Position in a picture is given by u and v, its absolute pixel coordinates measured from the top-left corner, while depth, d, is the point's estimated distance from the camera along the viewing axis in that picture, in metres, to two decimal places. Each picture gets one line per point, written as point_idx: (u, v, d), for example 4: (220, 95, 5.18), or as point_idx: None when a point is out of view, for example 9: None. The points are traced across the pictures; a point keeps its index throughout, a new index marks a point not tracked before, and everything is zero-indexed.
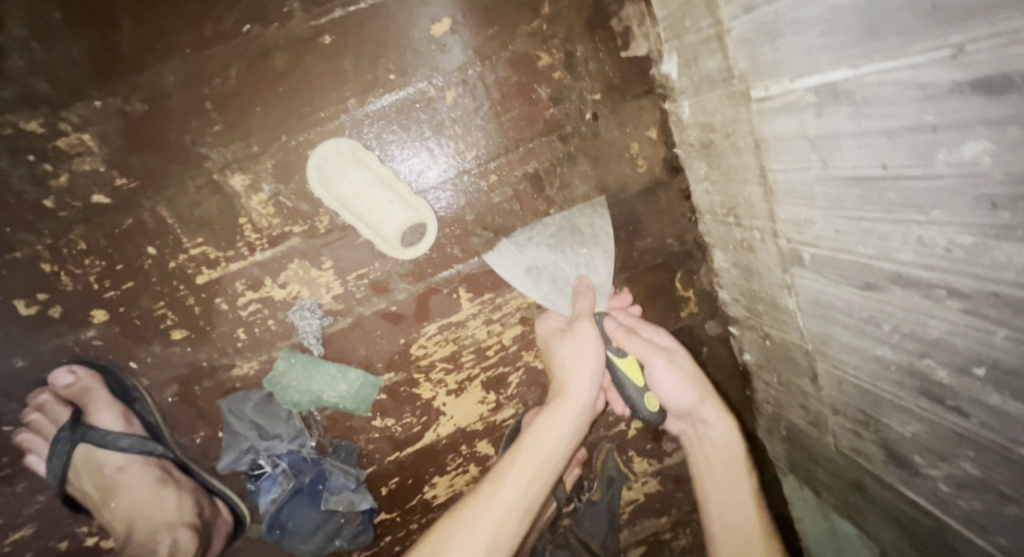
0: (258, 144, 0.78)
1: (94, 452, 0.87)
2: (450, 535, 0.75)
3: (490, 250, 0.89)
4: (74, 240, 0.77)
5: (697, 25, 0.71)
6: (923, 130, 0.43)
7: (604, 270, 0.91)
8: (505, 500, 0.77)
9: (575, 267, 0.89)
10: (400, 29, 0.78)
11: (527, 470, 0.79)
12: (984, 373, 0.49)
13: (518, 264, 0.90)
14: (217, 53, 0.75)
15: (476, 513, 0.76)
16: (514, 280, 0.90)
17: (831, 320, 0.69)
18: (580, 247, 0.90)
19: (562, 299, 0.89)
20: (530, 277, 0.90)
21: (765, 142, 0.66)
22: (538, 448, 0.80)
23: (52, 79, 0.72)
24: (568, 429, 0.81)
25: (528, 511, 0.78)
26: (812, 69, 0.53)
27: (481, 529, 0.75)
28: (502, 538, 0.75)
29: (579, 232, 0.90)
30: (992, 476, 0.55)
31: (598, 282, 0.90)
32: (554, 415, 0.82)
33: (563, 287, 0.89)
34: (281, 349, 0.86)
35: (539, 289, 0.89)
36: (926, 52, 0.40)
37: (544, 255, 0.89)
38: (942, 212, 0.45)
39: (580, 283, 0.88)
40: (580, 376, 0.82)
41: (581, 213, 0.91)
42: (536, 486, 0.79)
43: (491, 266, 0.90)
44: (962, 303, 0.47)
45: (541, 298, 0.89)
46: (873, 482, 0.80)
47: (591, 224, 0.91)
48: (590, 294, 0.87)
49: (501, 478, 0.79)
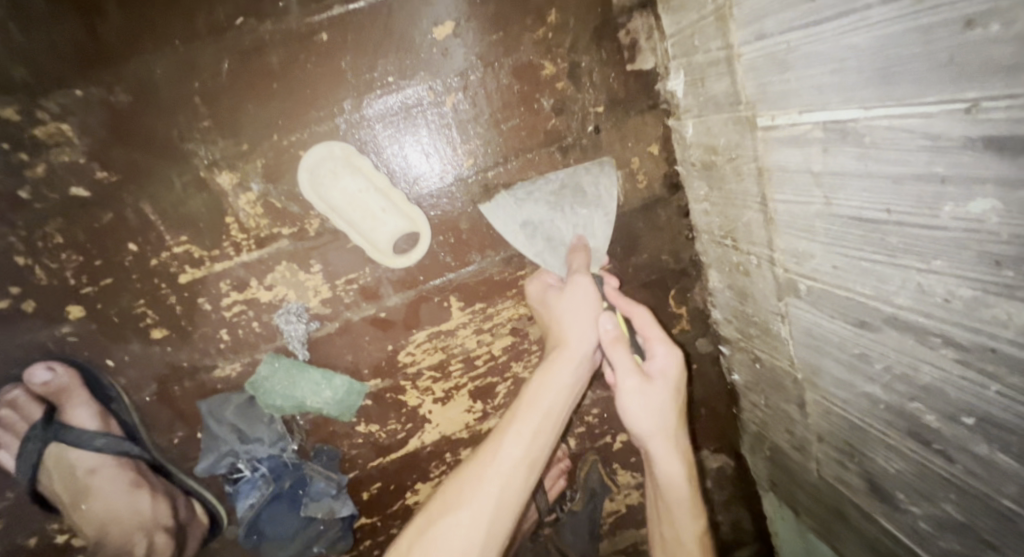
0: (248, 143, 0.75)
1: (65, 453, 0.83)
2: (456, 494, 0.75)
3: (487, 200, 0.85)
4: (50, 233, 0.74)
5: (707, 45, 0.70)
6: (931, 181, 0.42)
7: (602, 233, 0.88)
8: (507, 458, 0.76)
9: (573, 227, 0.86)
10: (401, 29, 0.76)
11: (528, 424, 0.78)
12: (973, 423, 0.49)
13: (515, 218, 0.86)
14: (209, 46, 0.72)
15: (481, 474, 0.76)
16: (506, 233, 0.86)
17: (822, 352, 0.69)
18: (581, 207, 0.87)
19: (557, 257, 0.86)
20: (525, 232, 0.86)
21: (768, 171, 0.65)
22: (538, 402, 0.79)
23: (30, 65, 0.69)
24: (567, 380, 0.79)
25: (534, 463, 0.77)
26: (821, 104, 0.52)
27: (488, 488, 0.74)
28: (509, 496, 0.75)
29: (582, 192, 0.87)
30: (974, 520, 0.55)
31: (596, 244, 0.88)
32: (553, 366, 0.79)
33: (557, 246, 0.86)
34: (265, 352, 0.84)
35: (533, 245, 0.86)
36: (940, 105, 0.38)
37: (543, 211, 0.86)
38: (944, 263, 0.44)
39: (576, 243, 0.86)
40: (580, 329, 0.79)
41: (588, 170, 0.87)
42: (539, 438, 0.78)
43: (486, 217, 0.85)
44: (957, 353, 0.47)
45: (534, 255, 0.86)
46: (854, 511, 0.81)
47: (594, 184, 0.88)
48: (584, 251, 0.84)
49: (502, 436, 0.78)
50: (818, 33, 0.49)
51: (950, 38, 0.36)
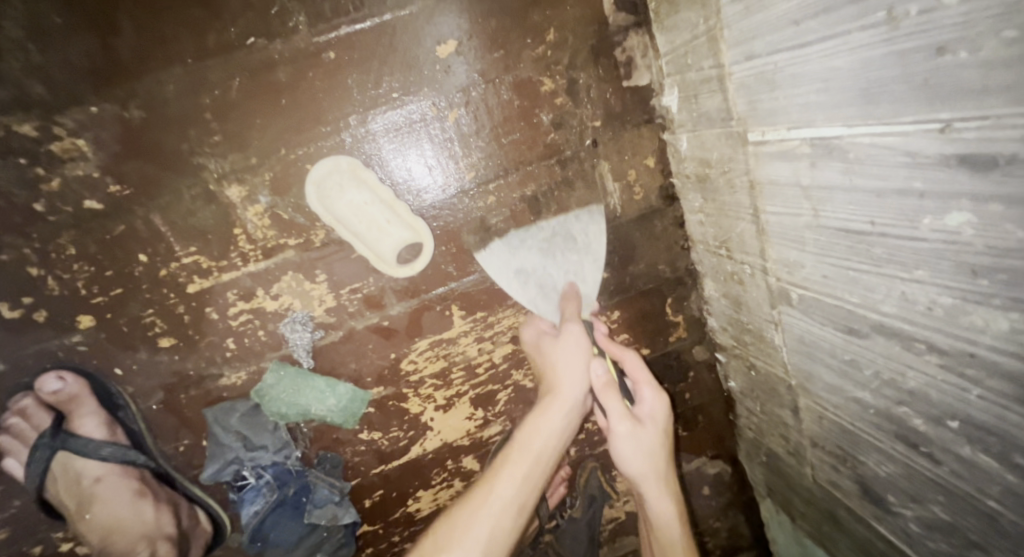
0: (257, 157, 0.78)
1: (72, 461, 0.84)
2: (446, 535, 0.75)
3: (482, 249, 0.89)
4: (63, 245, 0.76)
5: (699, 64, 0.73)
6: (911, 195, 0.45)
7: (592, 279, 0.93)
8: (498, 500, 0.78)
9: (564, 274, 0.91)
10: (405, 48, 0.78)
11: (519, 470, 0.80)
12: (957, 426, 0.51)
13: (509, 265, 0.90)
14: (220, 64, 0.74)
15: (472, 514, 0.77)
16: (501, 282, 0.91)
17: (814, 358, 0.71)
18: (571, 254, 0.91)
19: (549, 305, 0.91)
20: (519, 281, 0.91)
21: (759, 184, 0.67)
22: (529, 445, 0.82)
23: (47, 82, 0.71)
24: (559, 426, 0.83)
25: (522, 510, 0.79)
26: (807, 122, 0.55)
27: (479, 528, 0.75)
28: (499, 536, 0.76)
29: (573, 240, 0.92)
30: (960, 521, 0.57)
31: (585, 290, 0.93)
32: (546, 413, 0.83)
33: (551, 293, 0.90)
34: (270, 361, 0.86)
35: (526, 293, 0.91)
36: (917, 124, 0.41)
37: (535, 259, 0.90)
38: (925, 273, 0.47)
39: (567, 290, 0.90)
40: (571, 377, 0.83)
41: (578, 219, 0.92)
42: (528, 486, 0.80)
43: (483, 266, 0.90)
44: (940, 358, 0.49)
45: (528, 301, 0.91)
46: (847, 515, 0.82)
47: (585, 232, 0.92)
48: (576, 299, 0.89)
49: (494, 481, 0.79)
50: (804, 54, 0.52)
51: (923, 63, 0.38)
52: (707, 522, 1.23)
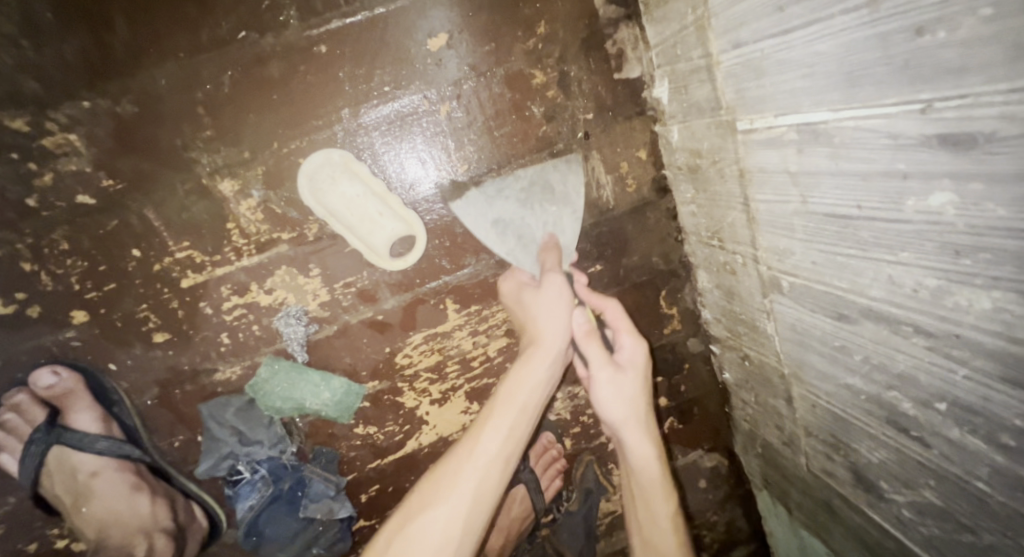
0: (249, 150, 0.78)
1: (69, 456, 0.84)
2: (434, 492, 0.76)
3: (456, 196, 0.86)
4: (56, 240, 0.76)
5: (689, 54, 0.73)
6: (894, 177, 0.45)
7: (572, 230, 0.88)
8: (484, 453, 0.78)
9: (543, 224, 0.87)
10: (397, 41, 0.79)
11: (505, 421, 0.80)
12: (945, 408, 0.51)
13: (485, 216, 0.87)
14: (211, 59, 0.75)
15: (458, 469, 0.78)
16: (478, 231, 0.86)
17: (806, 346, 0.71)
18: (549, 204, 0.88)
19: (528, 256, 0.87)
20: (496, 230, 0.86)
21: (749, 173, 0.68)
22: (513, 397, 0.81)
23: (39, 78, 0.71)
24: (543, 375, 0.82)
25: (509, 460, 0.79)
26: (793, 108, 0.55)
27: (465, 482, 0.76)
28: (486, 490, 0.77)
29: (551, 191, 0.88)
30: (952, 505, 0.57)
31: (566, 241, 0.88)
32: (530, 363, 0.82)
33: (529, 244, 0.86)
34: (264, 355, 0.86)
35: (505, 244, 0.86)
36: (899, 106, 0.41)
37: (512, 209, 0.87)
38: (910, 255, 0.47)
39: (546, 241, 0.87)
40: (553, 323, 0.82)
41: (556, 168, 0.89)
42: (515, 436, 0.80)
43: (458, 215, 0.86)
44: (927, 340, 0.49)
45: (506, 252, 0.86)
46: (842, 504, 0.82)
47: (563, 183, 0.89)
48: (555, 251, 0.85)
49: (479, 431, 0.80)
50: (789, 40, 0.52)
51: (904, 44, 0.39)
52: (705, 515, 1.23)
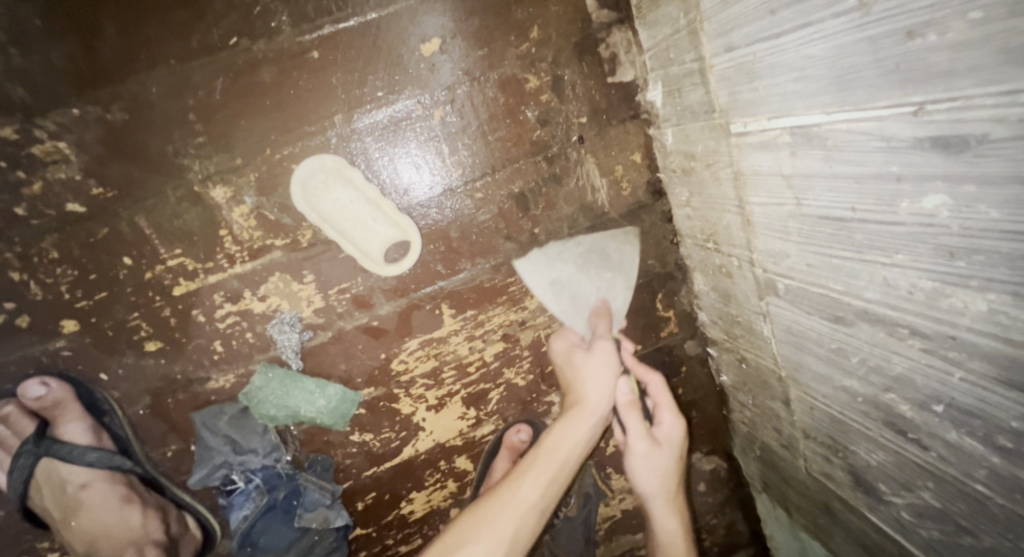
0: (241, 157, 0.77)
1: (57, 467, 0.83)
2: (465, 536, 0.76)
3: (521, 257, 0.92)
4: (45, 249, 0.75)
5: (682, 58, 0.73)
6: (888, 178, 0.45)
7: (623, 297, 0.97)
8: (525, 501, 0.80)
9: (597, 289, 0.94)
10: (390, 47, 0.79)
11: (546, 471, 0.82)
12: (942, 410, 0.51)
13: (544, 276, 0.94)
14: (203, 65, 0.74)
15: (495, 513, 0.78)
16: (536, 290, 0.94)
17: (803, 348, 0.71)
18: (605, 271, 0.95)
19: (580, 318, 0.94)
20: (553, 290, 0.94)
21: (743, 175, 0.68)
22: (557, 453, 0.83)
23: (28, 85, 0.71)
24: (582, 437, 0.85)
25: (545, 510, 0.82)
26: (786, 111, 0.55)
27: (503, 523, 0.77)
28: (521, 536, 0.78)
29: (608, 257, 0.95)
30: (951, 507, 0.57)
31: (616, 307, 0.96)
32: (570, 424, 0.86)
33: (582, 308, 0.94)
34: (258, 363, 0.85)
35: (559, 303, 0.94)
36: (890, 108, 0.42)
37: (570, 272, 0.93)
38: (905, 257, 0.47)
39: (599, 305, 0.94)
40: (598, 390, 0.87)
41: (615, 238, 0.96)
42: (555, 487, 0.82)
43: (518, 274, 0.93)
44: (923, 342, 0.49)
45: (559, 313, 0.94)
46: (842, 507, 0.82)
47: (619, 251, 0.96)
48: (606, 317, 0.93)
49: (517, 481, 0.81)
50: (780, 44, 0.52)
51: (895, 47, 0.39)
52: (704, 518, 1.22)
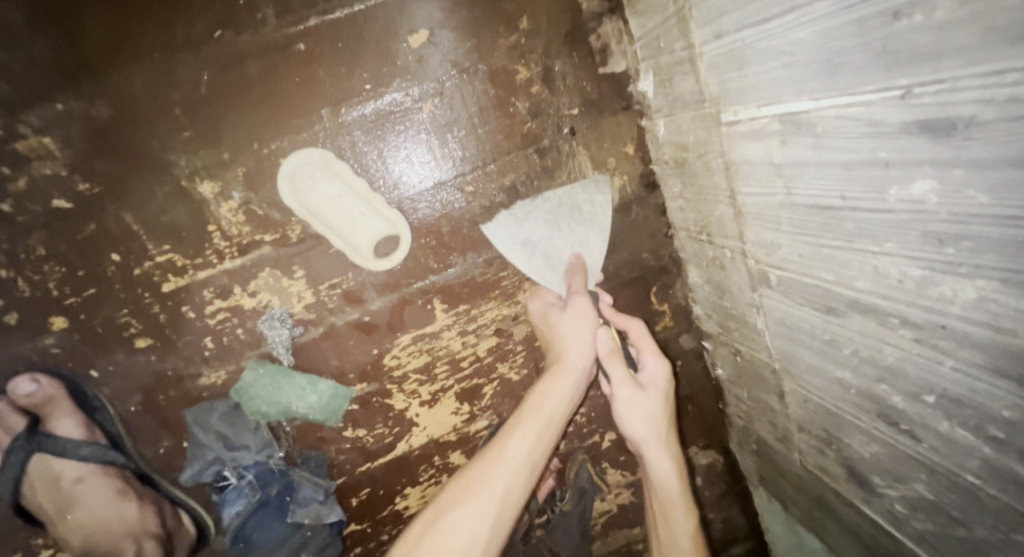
0: (228, 152, 0.77)
1: (49, 463, 0.82)
2: (463, 490, 0.77)
3: (490, 221, 0.88)
4: (33, 245, 0.75)
5: (672, 46, 0.72)
6: (877, 165, 0.44)
7: (598, 250, 0.92)
8: (513, 459, 0.79)
9: (570, 245, 0.91)
10: (377, 38, 0.78)
11: (531, 430, 0.81)
12: (934, 401, 0.50)
13: (515, 237, 0.90)
14: (188, 59, 0.74)
15: (486, 473, 0.78)
16: (509, 251, 0.90)
17: (796, 340, 0.70)
18: (577, 225, 0.91)
19: (555, 276, 0.90)
20: (525, 250, 0.90)
21: (734, 165, 0.67)
22: (541, 410, 0.82)
23: (11, 80, 0.70)
24: (567, 392, 0.83)
25: (536, 466, 0.81)
26: (775, 99, 0.54)
27: (494, 485, 0.77)
28: (512, 494, 0.77)
29: (579, 210, 0.91)
30: (943, 499, 0.57)
31: (591, 261, 0.92)
32: (554, 380, 0.84)
33: (556, 265, 0.90)
34: (249, 359, 0.85)
35: (533, 264, 0.90)
36: (877, 92, 0.41)
37: (542, 230, 0.90)
38: (895, 245, 0.46)
39: (574, 262, 0.90)
40: (578, 346, 0.84)
41: (585, 189, 0.91)
42: (542, 443, 0.81)
43: (490, 237, 0.89)
44: (914, 332, 0.48)
45: (534, 273, 0.90)
46: (836, 500, 0.81)
47: (591, 203, 0.91)
48: (582, 273, 0.88)
49: (506, 438, 0.81)
50: (768, 29, 0.51)
51: (881, 29, 0.38)
52: (701, 513, 1.22)
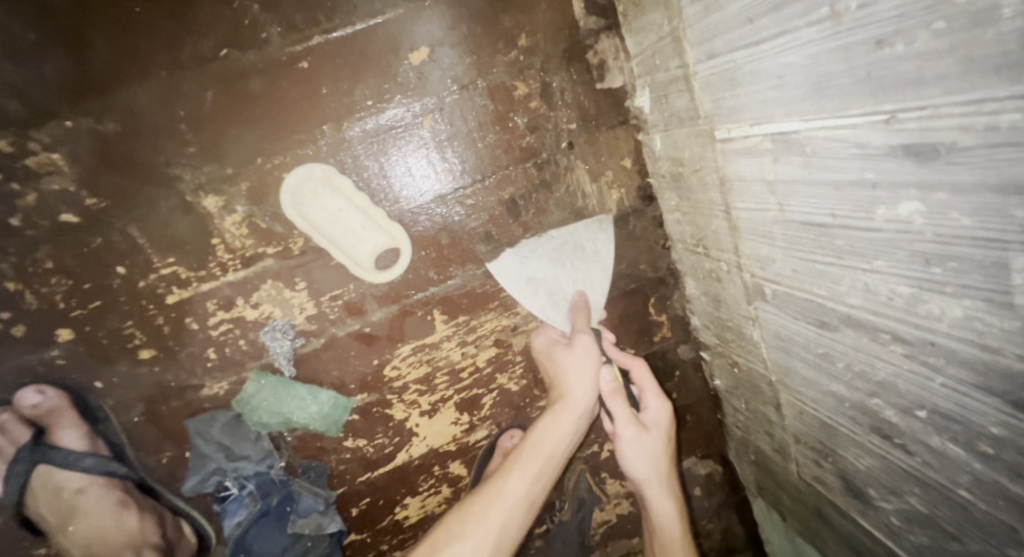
0: (233, 166, 0.78)
1: (53, 473, 0.83)
2: (462, 522, 0.79)
3: (493, 258, 0.91)
4: (40, 258, 0.76)
5: (667, 64, 0.74)
6: (865, 185, 0.45)
7: (600, 288, 0.95)
8: (511, 494, 0.80)
9: (574, 283, 0.93)
10: (379, 55, 0.79)
11: (531, 465, 0.82)
12: (925, 415, 0.51)
13: (519, 274, 0.93)
14: (194, 76, 0.75)
15: (484, 508, 0.80)
16: (513, 289, 0.93)
17: (791, 353, 0.71)
18: (580, 263, 0.94)
19: (559, 314, 0.93)
20: (529, 288, 0.93)
21: (729, 181, 0.68)
22: (541, 447, 0.83)
23: (22, 98, 0.72)
24: (568, 429, 0.84)
25: (531, 504, 0.82)
26: (767, 118, 0.55)
27: (491, 519, 0.79)
28: (509, 527, 0.79)
29: (582, 249, 0.94)
30: (937, 513, 0.57)
31: (593, 298, 0.95)
32: (556, 418, 0.84)
33: (560, 302, 0.93)
34: (251, 370, 0.86)
35: (537, 301, 0.93)
36: (864, 116, 0.42)
37: (545, 268, 0.92)
38: (884, 263, 0.47)
39: (577, 299, 0.92)
40: (581, 383, 0.84)
41: (587, 227, 0.94)
42: (540, 480, 0.83)
43: (485, 252, 0.90)
44: (904, 348, 0.49)
45: (539, 310, 0.93)
46: (834, 512, 0.82)
47: (594, 241, 0.95)
48: (585, 310, 0.91)
49: (509, 469, 0.82)
50: (759, 52, 0.52)
51: (865, 56, 0.39)
52: (701, 523, 1.22)
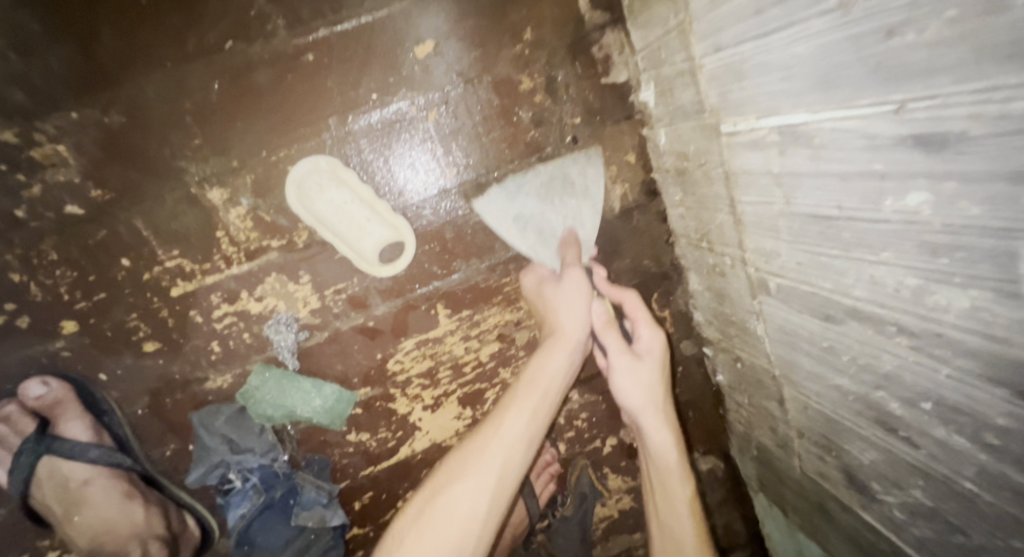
0: (238, 158, 0.78)
1: (58, 464, 0.84)
2: (460, 466, 0.79)
3: (479, 196, 0.88)
4: (45, 250, 0.76)
5: (673, 58, 0.74)
6: (872, 177, 0.45)
7: (591, 224, 0.91)
8: (509, 432, 0.80)
9: (563, 219, 0.89)
10: (384, 48, 0.79)
11: (528, 403, 0.83)
12: (931, 408, 0.51)
13: (506, 213, 0.89)
14: (199, 68, 0.75)
15: (484, 446, 0.80)
16: (501, 229, 0.89)
17: (795, 347, 0.71)
18: (569, 198, 0.90)
19: (548, 251, 0.89)
20: (517, 227, 0.89)
21: (734, 175, 0.68)
22: (537, 382, 0.84)
23: (28, 89, 0.72)
24: (564, 363, 0.85)
25: (532, 444, 0.81)
26: (774, 111, 0.55)
27: (491, 459, 0.78)
28: (509, 471, 0.78)
29: (570, 183, 0.90)
30: (941, 505, 0.57)
31: (584, 234, 0.91)
32: (550, 352, 0.86)
33: (549, 239, 0.89)
34: (255, 363, 0.86)
35: (525, 240, 0.89)
36: (873, 106, 0.42)
37: (532, 205, 0.89)
38: (891, 255, 0.47)
39: (566, 236, 0.89)
40: (571, 314, 0.85)
41: (576, 161, 0.90)
42: (537, 419, 0.82)
43: (481, 214, 0.89)
44: (911, 340, 0.49)
45: (528, 249, 0.89)
46: (836, 506, 0.82)
47: (582, 175, 0.91)
48: (575, 245, 0.88)
49: (505, 413, 0.82)
50: (767, 43, 0.52)
51: (875, 46, 0.39)
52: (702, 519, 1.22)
